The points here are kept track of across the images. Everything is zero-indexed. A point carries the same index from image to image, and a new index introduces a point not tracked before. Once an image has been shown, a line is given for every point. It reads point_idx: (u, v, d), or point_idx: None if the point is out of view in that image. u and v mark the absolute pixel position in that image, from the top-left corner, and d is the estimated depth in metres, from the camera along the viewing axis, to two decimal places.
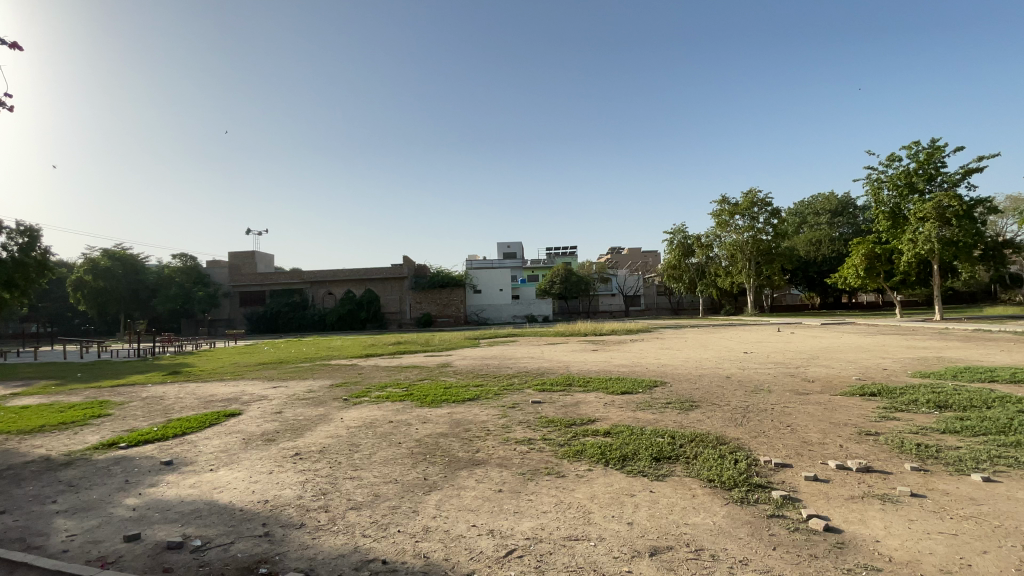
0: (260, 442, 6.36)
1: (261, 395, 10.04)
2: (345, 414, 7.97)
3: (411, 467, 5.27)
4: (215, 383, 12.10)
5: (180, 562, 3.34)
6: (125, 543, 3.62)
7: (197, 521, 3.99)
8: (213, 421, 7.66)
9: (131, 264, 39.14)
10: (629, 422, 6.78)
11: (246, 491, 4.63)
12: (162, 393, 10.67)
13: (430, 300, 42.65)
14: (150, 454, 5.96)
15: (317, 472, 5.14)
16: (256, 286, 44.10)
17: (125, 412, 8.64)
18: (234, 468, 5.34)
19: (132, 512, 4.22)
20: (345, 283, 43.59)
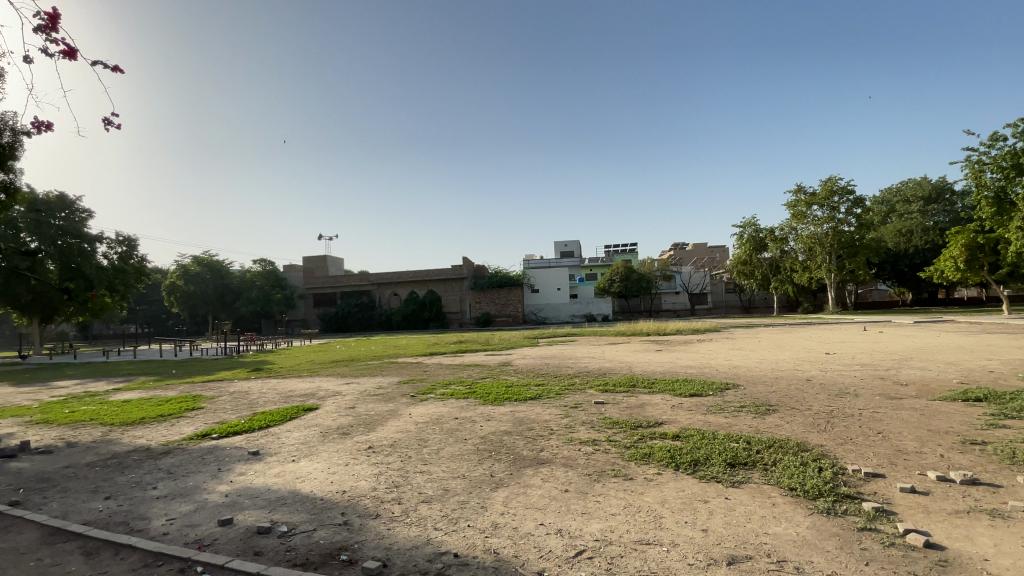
0: (336, 435, 6.71)
1: (335, 391, 10.60)
2: (412, 410, 8.24)
3: (477, 463, 5.35)
4: (293, 379, 12.92)
5: (270, 546, 3.57)
6: (220, 527, 3.92)
7: (283, 508, 4.26)
8: (293, 415, 8.17)
9: (218, 269, 42.74)
10: (699, 425, 6.51)
11: (325, 482, 4.89)
12: (247, 389, 11.54)
13: (489, 300, 43.22)
14: (239, 444, 6.44)
15: (390, 466, 5.35)
16: (328, 288, 46.73)
17: (217, 406, 9.41)
18: (313, 459, 5.67)
19: (225, 498, 4.57)
20: (409, 284, 45.11)
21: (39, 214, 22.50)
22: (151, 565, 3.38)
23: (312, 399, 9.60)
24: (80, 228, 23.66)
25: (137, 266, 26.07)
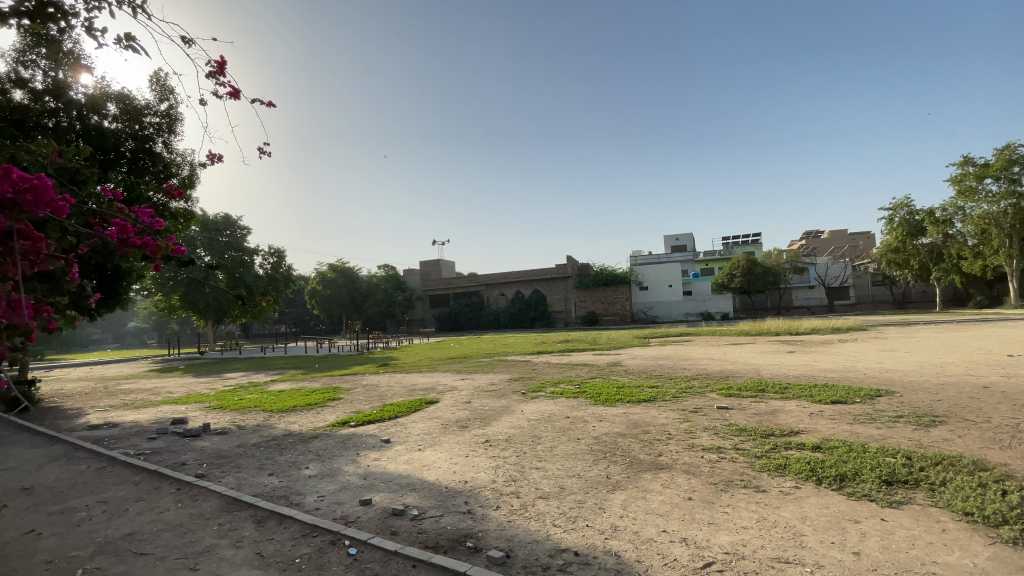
0: (456, 428, 7.09)
1: (452, 386, 11.21)
2: (525, 407, 8.41)
3: (593, 464, 5.30)
4: (414, 375, 13.90)
5: (404, 527, 3.88)
6: (361, 506, 4.34)
7: (413, 493, 4.60)
8: (417, 407, 8.81)
9: (348, 275, 47.54)
10: (842, 436, 5.80)
11: (448, 471, 5.18)
12: (376, 383, 12.66)
13: (595, 300, 42.68)
14: (372, 432, 7.09)
15: (507, 460, 5.51)
16: (442, 289, 49.65)
17: (352, 397, 10.46)
18: (437, 450, 6.03)
19: (364, 480, 5.06)
20: (516, 285, 46.17)
21: (212, 234, 26.90)
22: (308, 535, 3.84)
23: (433, 394, 10.24)
24: (240, 243, 27.82)
25: (285, 273, 29.87)
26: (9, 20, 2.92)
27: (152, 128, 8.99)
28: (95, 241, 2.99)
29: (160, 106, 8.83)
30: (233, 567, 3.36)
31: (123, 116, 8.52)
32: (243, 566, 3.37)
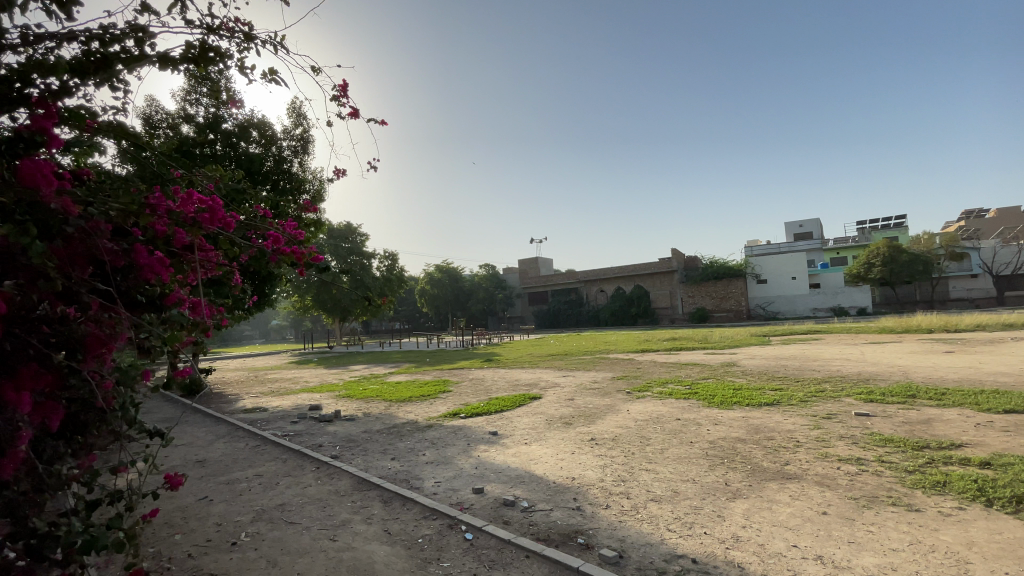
0: (561, 425, 7.12)
1: (555, 382, 11.27)
2: (631, 406, 8.20)
3: (709, 469, 5.01)
4: (519, 370, 14.22)
5: (516, 518, 4.00)
6: (474, 494, 4.56)
7: (523, 486, 4.72)
8: (521, 402, 9.00)
9: (453, 275, 49.94)
10: (1022, 451, 4.86)
11: (556, 467, 5.23)
12: (483, 377, 13.17)
13: (704, 294, 40.23)
14: (481, 425, 7.38)
15: (615, 459, 5.42)
16: (542, 287, 50.07)
17: (460, 391, 10.98)
18: (543, 445, 6.12)
19: (475, 469, 5.31)
20: (617, 281, 45.12)
21: (336, 241, 29.83)
22: (429, 517, 4.12)
23: (537, 390, 10.40)
24: (360, 248, 30.58)
25: (398, 274, 32.20)
26: (181, 65, 3.41)
27: (286, 150, 10.09)
28: (253, 251, 3.45)
29: (293, 130, 9.88)
30: (365, 541, 3.71)
31: (264, 141, 9.71)
32: (373, 541, 3.70)
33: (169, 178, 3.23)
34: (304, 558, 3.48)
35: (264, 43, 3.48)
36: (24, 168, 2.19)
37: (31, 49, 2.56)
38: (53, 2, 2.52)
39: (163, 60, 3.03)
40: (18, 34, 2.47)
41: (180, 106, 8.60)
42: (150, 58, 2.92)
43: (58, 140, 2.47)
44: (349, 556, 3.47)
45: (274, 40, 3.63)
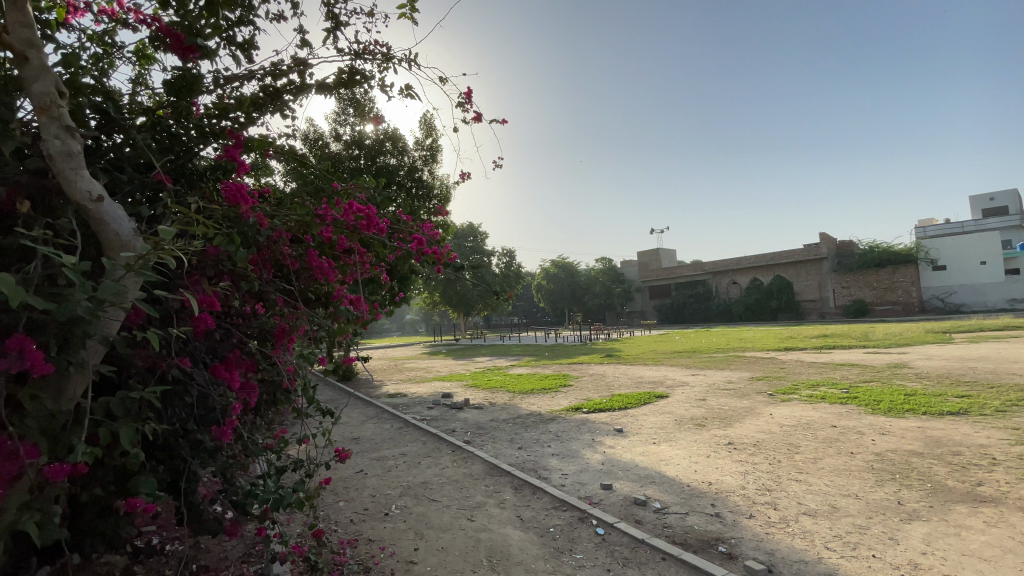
0: (693, 426, 6.75)
1: (684, 381, 10.70)
2: (773, 410, 7.47)
3: (875, 484, 4.37)
4: (642, 367, 13.77)
5: (648, 518, 3.88)
6: (603, 490, 4.52)
7: (654, 486, 4.56)
8: (648, 399, 8.71)
9: (570, 270, 49.94)
10: None
11: (689, 469, 4.98)
12: (605, 373, 12.99)
13: (862, 284, 35.01)
14: (606, 420, 7.30)
15: (757, 466, 4.99)
16: (664, 280, 47.83)
17: (583, 385, 10.97)
18: (674, 446, 5.85)
19: (602, 465, 5.26)
20: (750, 271, 41.31)
21: (460, 241, 31.67)
22: (559, 508, 4.18)
23: (663, 388, 9.98)
24: (481, 246, 32.08)
25: (517, 270, 33.23)
26: (335, 90, 3.87)
27: (418, 159, 10.91)
28: (398, 252, 3.79)
29: (424, 140, 10.64)
30: (500, 525, 3.88)
31: (398, 151, 10.62)
32: (508, 525, 3.87)
33: (332, 192, 3.71)
34: (446, 534, 3.76)
35: (402, 61, 3.78)
36: (225, 189, 2.68)
37: (224, 90, 3.10)
38: (241, 48, 3.03)
39: (319, 87, 3.47)
40: (214, 78, 3.01)
41: (331, 128, 9.79)
42: (310, 87, 3.35)
43: (245, 165, 2.97)
44: (487, 537, 3.67)
45: (410, 57, 3.91)
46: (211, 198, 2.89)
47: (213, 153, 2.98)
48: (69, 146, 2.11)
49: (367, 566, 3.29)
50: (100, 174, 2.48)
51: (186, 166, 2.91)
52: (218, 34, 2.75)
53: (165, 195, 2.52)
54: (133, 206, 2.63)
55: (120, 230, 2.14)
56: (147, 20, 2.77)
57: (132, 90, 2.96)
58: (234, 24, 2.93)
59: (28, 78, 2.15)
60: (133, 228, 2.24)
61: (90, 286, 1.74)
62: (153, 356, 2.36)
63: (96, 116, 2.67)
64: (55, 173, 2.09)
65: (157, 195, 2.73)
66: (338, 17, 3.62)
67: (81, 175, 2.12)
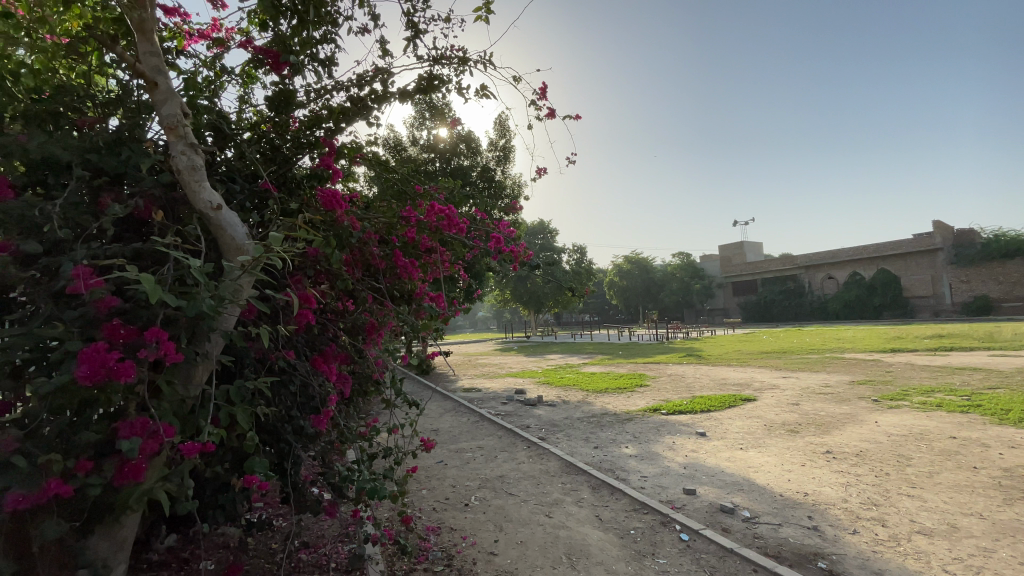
0: (784, 432, 6.30)
1: (772, 384, 10.00)
2: (878, 417, 6.78)
3: (1006, 504, 3.84)
4: (725, 368, 13.04)
5: (736, 527, 3.68)
6: (686, 495, 4.34)
7: (742, 494, 4.31)
8: (732, 402, 8.24)
9: (645, 266, 48.46)
10: None
11: (781, 478, 4.66)
12: (684, 373, 12.46)
13: (986, 278, 30.78)
14: (687, 423, 7.01)
15: (860, 478, 4.56)
16: (748, 275, 45.02)
17: (660, 386, 10.61)
18: (764, 452, 5.49)
19: (685, 469, 5.05)
20: (848, 265, 37.74)
21: (532, 238, 31.82)
22: (639, 510, 4.08)
23: (750, 390, 9.40)
24: (552, 244, 32.02)
25: (588, 267, 32.82)
26: (415, 96, 4.02)
27: (491, 160, 11.08)
28: (476, 250, 3.88)
29: (497, 141, 10.79)
30: (579, 523, 3.86)
31: (471, 152, 10.86)
32: (587, 524, 3.83)
33: (414, 194, 3.87)
34: (525, 528, 3.80)
35: (478, 63, 3.85)
36: (322, 196, 2.88)
37: (316, 102, 3.33)
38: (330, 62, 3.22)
39: (399, 93, 3.62)
40: (307, 93, 3.24)
41: (410, 133, 10.21)
42: (393, 94, 3.51)
43: (337, 172, 3.18)
44: (566, 535, 3.66)
45: (486, 58, 3.97)
46: (309, 204, 3.13)
47: (310, 162, 3.21)
48: (193, 161, 2.37)
49: (450, 554, 3.41)
50: (217, 186, 2.77)
51: (287, 175, 3.15)
52: (308, 49, 2.93)
53: (271, 203, 2.76)
54: (244, 213, 2.91)
55: (235, 235, 2.37)
56: (248, 42, 3.03)
57: (239, 108, 3.25)
58: (322, 40, 3.12)
59: (158, 102, 2.43)
60: (245, 232, 2.47)
61: (212, 285, 1.94)
62: (263, 349, 2.60)
63: (212, 134, 2.97)
64: (183, 185, 2.36)
65: (263, 202, 3.00)
66: (418, 26, 3.74)
67: (203, 185, 2.37)
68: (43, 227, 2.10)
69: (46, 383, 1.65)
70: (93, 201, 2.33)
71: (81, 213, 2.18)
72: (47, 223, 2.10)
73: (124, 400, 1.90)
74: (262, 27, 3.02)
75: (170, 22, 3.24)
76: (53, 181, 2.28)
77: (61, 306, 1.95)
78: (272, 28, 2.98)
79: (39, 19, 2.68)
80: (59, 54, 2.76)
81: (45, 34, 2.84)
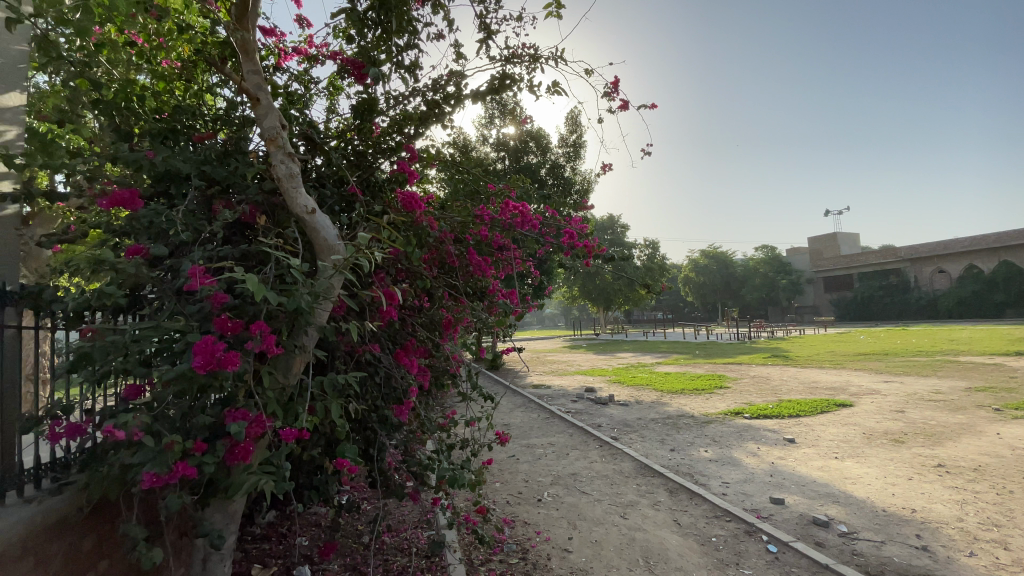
0: (887, 442, 5.73)
1: (872, 389, 9.12)
2: (1004, 429, 5.97)
3: None
4: (815, 370, 12.09)
5: (831, 542, 3.41)
6: (772, 504, 4.09)
7: (837, 507, 3.98)
8: (825, 407, 7.63)
9: (722, 261, 45.99)
10: None
11: (884, 492, 4.24)
12: (769, 375, 11.70)
13: None
14: (772, 428, 6.59)
15: (981, 495, 4.05)
16: (840, 270, 41.37)
17: (741, 388, 10.03)
18: (863, 463, 5.03)
19: (771, 477, 4.75)
20: (963, 258, 33.53)
21: (601, 234, 31.32)
22: (721, 517, 3.89)
23: (845, 395, 8.65)
24: (622, 239, 31.33)
25: (661, 263, 31.73)
26: (489, 95, 4.09)
27: (561, 156, 11.02)
28: (549, 246, 3.88)
29: (567, 136, 10.73)
30: (656, 526, 3.76)
31: (541, 149, 10.88)
32: (664, 528, 3.72)
33: (487, 193, 3.94)
34: (599, 528, 3.75)
35: (549, 59, 3.84)
36: (403, 198, 3.03)
37: (395, 108, 3.47)
38: (408, 70, 3.36)
39: (472, 94, 3.69)
40: (388, 99, 3.40)
41: (480, 133, 10.40)
42: (467, 96, 3.59)
43: (414, 174, 3.32)
44: (642, 537, 3.58)
45: (557, 54, 3.96)
46: (391, 206, 3.29)
47: (389, 167, 3.38)
48: (291, 169, 2.56)
49: (525, 547, 3.44)
50: (310, 192, 2.99)
51: (370, 179, 3.33)
52: (389, 58, 3.08)
53: (358, 205, 2.94)
54: (333, 217, 3.12)
55: (328, 237, 2.54)
56: (335, 55, 3.23)
57: (326, 118, 3.47)
58: (403, 49, 3.25)
59: (260, 116, 2.65)
60: (336, 234, 2.64)
61: (308, 283, 2.08)
62: (352, 342, 2.78)
63: (304, 143, 3.20)
64: (282, 192, 2.56)
65: (350, 206, 3.22)
66: (490, 27, 3.79)
67: (299, 192, 2.55)
68: (168, 231, 2.36)
69: (169, 371, 1.84)
70: (207, 208, 2.60)
71: (197, 219, 2.43)
72: (171, 228, 2.35)
73: (234, 387, 2.09)
74: (348, 41, 3.21)
75: (268, 42, 3.52)
76: (174, 191, 2.56)
77: (182, 301, 2.18)
78: (357, 40, 3.15)
79: (159, 48, 3.03)
80: (175, 78, 3.10)
81: (164, 61, 3.17)
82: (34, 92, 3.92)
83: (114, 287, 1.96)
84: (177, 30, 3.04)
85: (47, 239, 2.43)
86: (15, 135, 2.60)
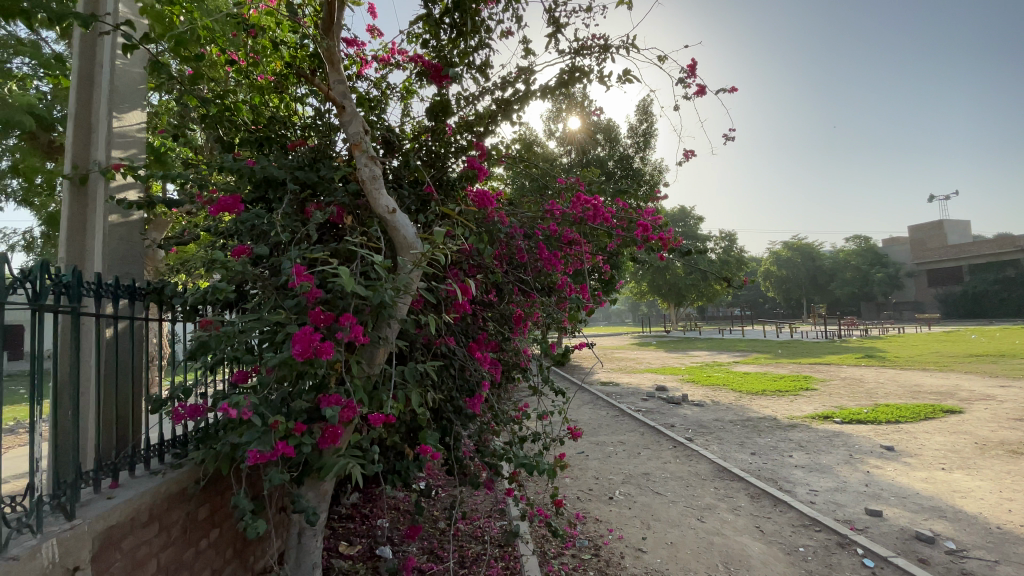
0: (1006, 453, 5.09)
1: (988, 394, 8.12)
2: None
3: None
4: (917, 372, 10.95)
5: (938, 560, 3.09)
6: (868, 516, 3.77)
7: (944, 522, 3.60)
8: (929, 413, 6.90)
9: (805, 254, 42.79)
10: None
11: (1001, 507, 3.78)
12: (861, 377, 10.76)
13: None
14: (867, 435, 6.07)
15: None
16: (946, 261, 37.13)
17: (829, 390, 9.31)
18: (976, 475, 4.51)
19: (866, 487, 4.38)
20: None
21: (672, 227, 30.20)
22: (808, 527, 3.64)
23: (954, 401, 7.77)
24: (695, 232, 30.04)
25: (737, 256, 30.07)
26: (558, 90, 4.07)
27: (630, 147, 10.74)
28: (620, 240, 3.79)
29: (637, 127, 10.42)
30: (736, 532, 3.60)
31: (608, 141, 10.68)
32: (745, 534, 3.55)
33: (557, 187, 3.92)
34: (674, 530, 3.65)
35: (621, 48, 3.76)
36: (475, 195, 3.10)
37: (467, 108, 3.54)
38: (480, 70, 3.42)
39: (542, 90, 3.68)
40: (461, 99, 3.47)
41: (546, 128, 10.36)
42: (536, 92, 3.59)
43: (485, 172, 3.38)
44: (721, 542, 3.44)
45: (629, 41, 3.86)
46: (463, 204, 3.38)
47: (459, 166, 3.46)
48: (374, 171, 2.70)
49: (598, 544, 3.42)
50: (389, 192, 3.15)
51: (444, 178, 3.44)
52: (464, 59, 3.15)
53: (432, 204, 3.05)
54: (410, 216, 3.26)
55: (407, 234, 2.65)
56: (411, 59, 3.35)
57: (402, 121, 3.61)
58: (475, 48, 3.30)
59: (345, 123, 2.82)
60: (414, 232, 2.74)
61: (391, 279, 2.19)
62: (428, 335, 2.89)
63: (382, 147, 3.38)
64: (366, 193, 2.70)
65: (425, 206, 3.34)
66: (560, 20, 3.76)
67: (381, 193, 2.68)
68: (268, 232, 2.59)
69: (273, 359, 2.01)
70: (300, 211, 2.81)
71: (293, 221, 2.63)
72: (271, 229, 2.57)
73: (327, 375, 2.25)
74: (423, 45, 3.31)
75: (350, 52, 3.72)
76: (272, 196, 2.79)
77: (281, 296, 2.37)
78: (433, 43, 3.25)
79: (255, 63, 3.29)
80: (269, 90, 3.36)
81: (259, 76, 3.45)
82: (153, 112, 4.43)
83: (225, 283, 2.17)
84: (270, 47, 3.30)
85: (167, 241, 2.74)
86: (139, 150, 2.94)
